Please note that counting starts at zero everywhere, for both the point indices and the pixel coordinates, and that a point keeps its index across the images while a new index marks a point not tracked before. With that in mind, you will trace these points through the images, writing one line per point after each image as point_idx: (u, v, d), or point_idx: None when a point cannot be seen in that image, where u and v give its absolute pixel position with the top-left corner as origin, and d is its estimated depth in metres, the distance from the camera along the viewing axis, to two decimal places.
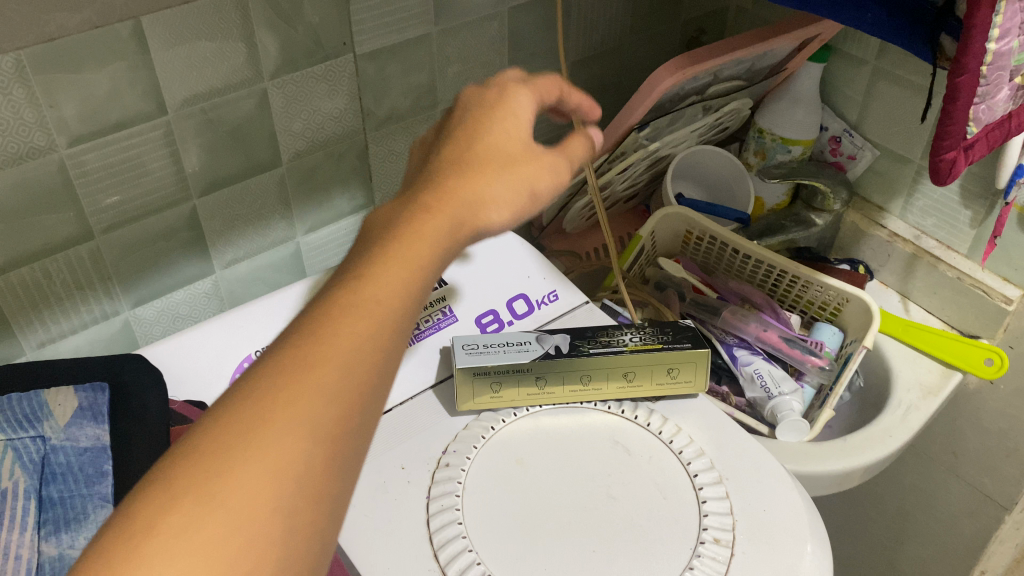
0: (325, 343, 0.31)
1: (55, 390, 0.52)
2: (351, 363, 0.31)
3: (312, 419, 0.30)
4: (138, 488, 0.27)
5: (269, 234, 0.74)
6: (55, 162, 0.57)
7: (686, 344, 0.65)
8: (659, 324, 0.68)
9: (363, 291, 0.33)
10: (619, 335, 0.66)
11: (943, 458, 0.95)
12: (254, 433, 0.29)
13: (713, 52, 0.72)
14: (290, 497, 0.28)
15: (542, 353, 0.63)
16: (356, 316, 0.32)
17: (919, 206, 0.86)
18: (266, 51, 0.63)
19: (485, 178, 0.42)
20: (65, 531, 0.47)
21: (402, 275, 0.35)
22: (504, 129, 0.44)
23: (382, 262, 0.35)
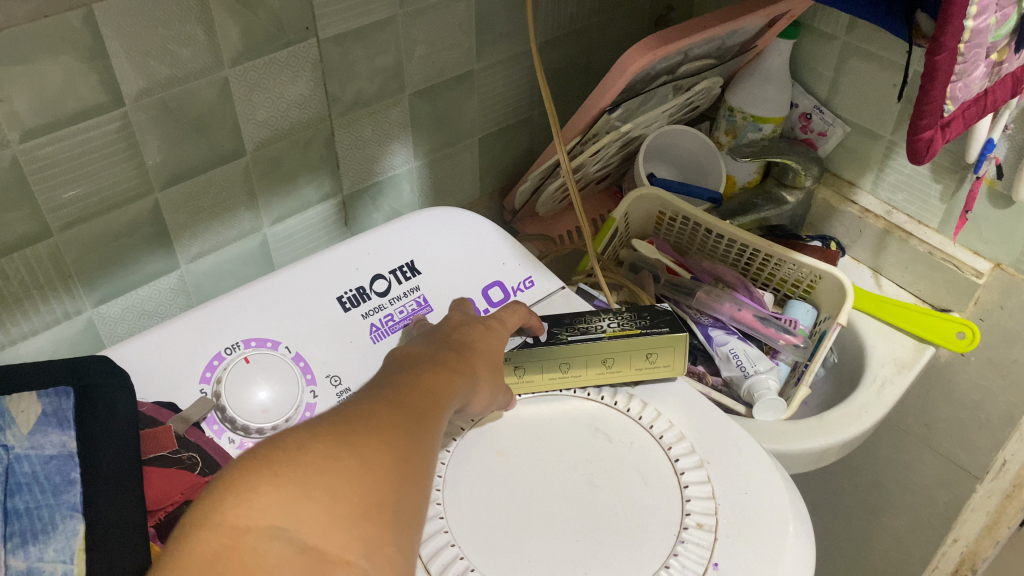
0: (402, 401, 0.40)
1: (16, 397, 0.50)
2: (418, 415, 0.40)
3: (395, 430, 0.37)
4: (265, 444, 0.35)
5: (236, 226, 0.72)
6: (8, 158, 0.55)
7: (663, 327, 0.65)
8: (636, 310, 0.69)
9: (415, 383, 0.43)
10: (597, 322, 0.66)
11: (916, 429, 0.97)
12: (356, 423, 0.36)
13: (684, 31, 0.71)
14: (383, 464, 0.35)
15: (520, 343, 0.64)
16: (416, 395, 0.41)
17: (890, 181, 0.86)
18: (226, 37, 0.61)
19: (482, 378, 0.51)
20: (33, 543, 0.45)
21: (444, 389, 0.44)
22: (493, 366, 0.54)
23: (427, 375, 0.44)
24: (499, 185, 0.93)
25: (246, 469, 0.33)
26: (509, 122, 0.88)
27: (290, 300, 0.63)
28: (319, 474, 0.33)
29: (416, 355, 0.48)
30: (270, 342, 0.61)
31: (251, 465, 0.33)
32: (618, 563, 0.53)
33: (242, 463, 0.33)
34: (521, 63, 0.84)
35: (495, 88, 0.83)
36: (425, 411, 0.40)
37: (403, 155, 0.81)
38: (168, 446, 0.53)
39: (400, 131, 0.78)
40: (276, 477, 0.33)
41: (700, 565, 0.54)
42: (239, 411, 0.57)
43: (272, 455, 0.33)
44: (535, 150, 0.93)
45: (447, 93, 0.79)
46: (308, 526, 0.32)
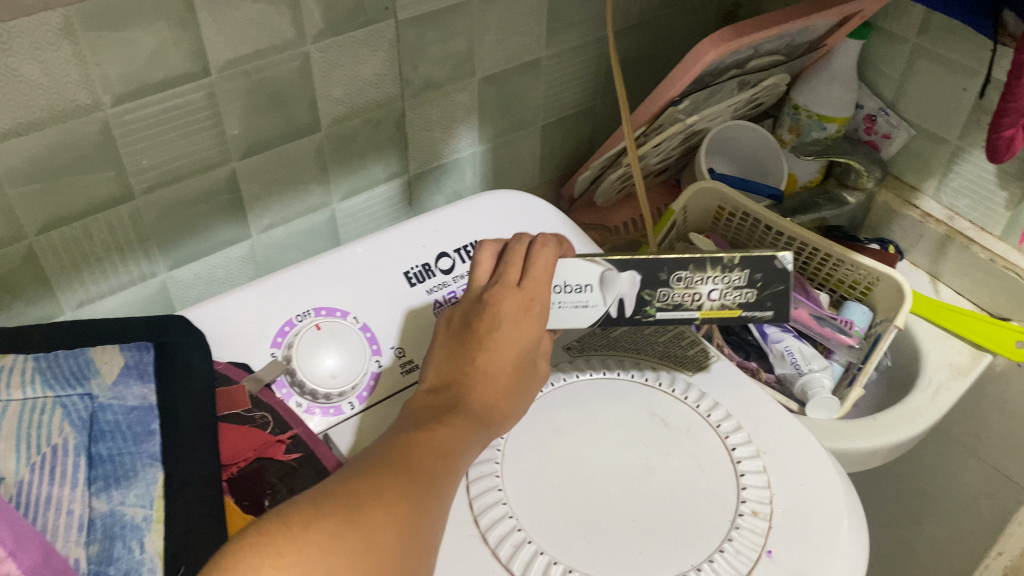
0: (407, 469, 0.43)
1: (101, 349, 0.53)
2: (419, 484, 0.42)
3: (397, 505, 0.40)
4: (269, 517, 0.37)
5: (306, 200, 0.74)
6: (99, 121, 0.57)
7: (769, 312, 0.57)
8: (752, 263, 0.57)
9: (426, 446, 0.45)
10: (697, 287, 0.57)
11: (965, 439, 0.96)
12: (354, 501, 0.39)
13: (756, 26, 0.72)
14: (381, 545, 0.37)
15: (601, 318, 0.58)
16: (423, 460, 0.44)
17: (953, 186, 0.85)
18: (309, 14, 0.62)
19: (492, 397, 0.51)
20: (115, 488, 0.47)
21: (454, 445, 0.47)
22: (513, 376, 0.52)
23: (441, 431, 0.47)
24: (558, 173, 0.94)
25: (253, 539, 0.35)
26: (572, 111, 0.89)
27: (358, 272, 0.64)
28: (321, 556, 0.35)
29: (430, 402, 0.50)
30: (339, 312, 0.63)
31: (255, 539, 0.35)
32: (672, 545, 0.53)
33: (246, 536, 0.35)
34: (588, 53, 0.85)
35: (561, 77, 0.84)
36: (429, 479, 0.43)
37: (469, 139, 0.82)
38: (242, 404, 0.55)
39: (467, 115, 0.80)
40: (279, 556, 0.34)
41: (754, 551, 0.54)
42: (307, 375, 0.59)
43: (276, 530, 0.35)
44: (595, 140, 0.94)
45: (515, 79, 0.80)
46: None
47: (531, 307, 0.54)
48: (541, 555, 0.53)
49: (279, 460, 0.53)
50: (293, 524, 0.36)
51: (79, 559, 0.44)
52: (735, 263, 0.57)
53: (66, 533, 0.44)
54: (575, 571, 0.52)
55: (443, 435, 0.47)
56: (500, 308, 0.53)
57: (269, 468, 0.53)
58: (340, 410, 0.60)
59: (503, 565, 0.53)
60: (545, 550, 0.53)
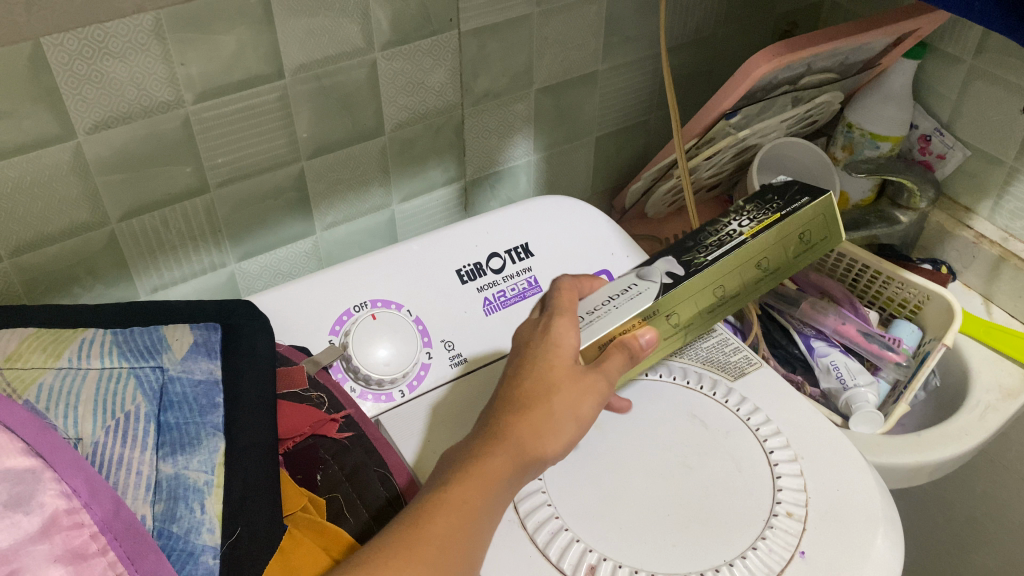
0: (412, 547, 0.41)
1: (172, 327, 0.57)
2: (429, 564, 0.40)
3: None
4: None
5: (368, 201, 0.77)
6: (181, 116, 0.61)
7: (804, 199, 0.64)
8: (757, 197, 0.66)
9: (445, 507, 0.43)
10: (725, 229, 0.64)
11: (1017, 466, 0.94)
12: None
13: (811, 42, 0.73)
14: None
15: (661, 286, 0.59)
16: (436, 525, 0.42)
17: (1008, 208, 0.85)
18: (378, 23, 0.66)
19: (528, 430, 0.47)
20: (181, 454, 0.50)
21: (477, 499, 0.44)
22: (551, 392, 0.48)
23: (464, 482, 0.44)
24: (611, 185, 0.96)
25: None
26: (627, 124, 0.91)
27: (414, 268, 0.68)
28: None
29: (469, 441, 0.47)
30: (394, 304, 0.66)
31: None
32: (706, 541, 0.55)
33: None
34: (644, 68, 0.87)
35: (617, 90, 0.87)
36: (440, 551, 0.41)
37: (525, 148, 0.85)
38: (300, 384, 0.58)
39: (524, 125, 0.82)
40: None
41: (787, 551, 0.55)
42: (362, 362, 0.63)
43: None
44: (649, 154, 0.96)
45: (572, 91, 0.83)
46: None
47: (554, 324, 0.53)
48: (577, 542, 0.54)
49: (332, 437, 0.57)
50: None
51: (145, 516, 0.47)
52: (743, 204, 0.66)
53: (134, 492, 0.48)
54: (608, 559, 0.54)
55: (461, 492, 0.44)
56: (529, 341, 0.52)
57: (322, 445, 0.56)
58: (391, 397, 0.64)
59: (540, 549, 0.54)
60: (581, 538, 0.55)
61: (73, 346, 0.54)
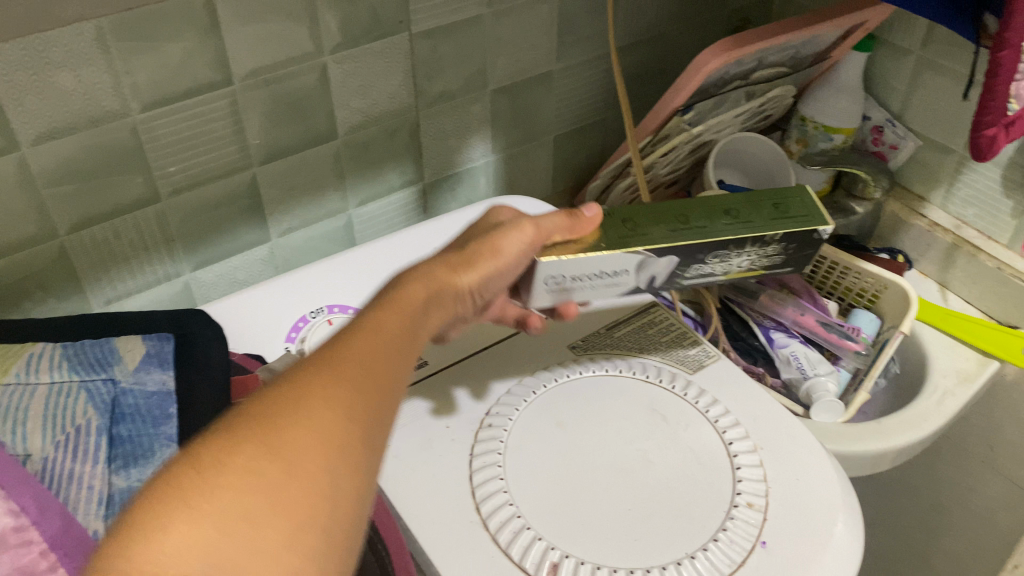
0: (337, 361, 0.37)
1: (124, 338, 0.56)
2: (359, 381, 0.37)
3: (328, 416, 0.35)
4: (179, 462, 0.32)
5: (324, 206, 0.77)
6: (129, 126, 0.60)
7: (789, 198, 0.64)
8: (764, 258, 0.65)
9: (363, 333, 0.40)
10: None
11: (978, 450, 0.96)
12: (270, 423, 0.33)
13: (759, 36, 0.74)
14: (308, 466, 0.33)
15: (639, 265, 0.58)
16: (360, 348, 0.39)
17: (961, 196, 0.86)
18: (328, 28, 0.66)
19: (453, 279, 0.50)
20: (133, 467, 0.50)
21: (395, 323, 0.43)
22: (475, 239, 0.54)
23: (380, 316, 0.42)
24: (571, 183, 0.96)
25: (156, 501, 0.30)
26: (584, 123, 0.91)
27: (371, 272, 0.67)
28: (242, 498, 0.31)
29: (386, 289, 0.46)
30: (352, 309, 0.65)
31: (162, 500, 0.30)
32: (667, 534, 0.55)
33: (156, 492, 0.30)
34: (599, 66, 0.87)
35: (573, 90, 0.87)
36: (369, 371, 0.38)
37: (482, 149, 0.85)
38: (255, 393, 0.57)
39: (480, 126, 0.82)
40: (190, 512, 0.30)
41: (748, 541, 0.55)
42: None
43: (187, 474, 0.31)
44: (607, 152, 0.97)
45: (527, 91, 0.83)
46: (227, 569, 0.29)
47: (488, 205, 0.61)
48: (538, 541, 0.54)
49: None
50: (200, 468, 0.31)
51: (98, 530, 0.46)
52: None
53: (86, 507, 0.47)
54: (570, 556, 0.54)
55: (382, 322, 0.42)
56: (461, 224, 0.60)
57: None
58: None
59: (502, 550, 0.54)
60: (543, 536, 0.55)
61: (21, 361, 0.53)
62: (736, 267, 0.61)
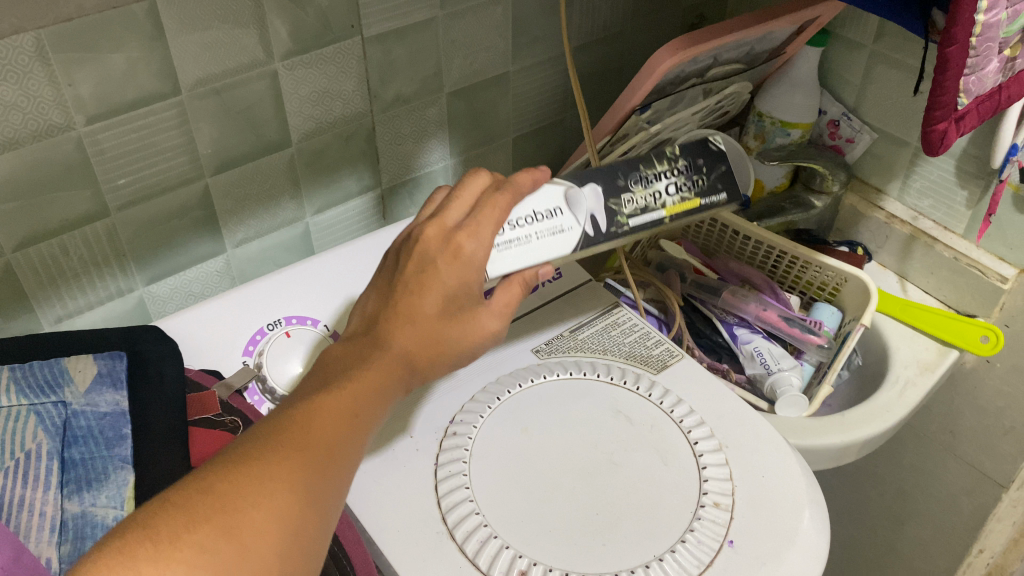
0: (298, 443, 0.40)
1: (74, 358, 0.54)
2: (313, 461, 0.39)
3: (284, 500, 0.37)
4: (132, 526, 0.33)
5: (279, 215, 0.76)
6: (73, 139, 0.59)
7: (723, 195, 0.62)
8: (693, 151, 0.63)
9: (325, 410, 0.42)
10: (655, 184, 0.61)
11: (940, 438, 0.97)
12: (230, 492, 0.36)
13: (712, 34, 0.74)
14: (254, 551, 0.35)
15: (580, 237, 0.58)
16: (320, 426, 0.41)
17: (916, 187, 0.87)
18: (277, 34, 0.65)
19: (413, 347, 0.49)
20: (87, 490, 0.48)
21: (359, 399, 0.45)
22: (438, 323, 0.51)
23: (345, 390, 0.45)
24: None
25: (123, 544, 0.32)
26: (542, 124, 0.91)
27: (330, 281, 0.66)
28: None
29: (343, 354, 0.48)
30: (310, 320, 0.64)
31: (115, 561, 0.32)
32: (635, 536, 0.55)
33: (109, 553, 0.32)
34: (555, 67, 0.87)
35: (530, 91, 0.87)
36: (325, 456, 0.40)
37: (440, 153, 0.84)
38: (211, 409, 0.57)
39: (437, 129, 0.82)
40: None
41: (715, 541, 0.55)
42: (277, 381, 0.61)
43: (145, 542, 0.33)
44: (567, 152, 0.96)
45: (483, 93, 0.83)
46: None
47: (467, 241, 0.53)
48: (506, 549, 0.54)
49: None
50: (158, 540, 0.33)
51: (51, 558, 0.45)
52: (678, 155, 0.62)
53: (38, 534, 0.46)
54: (537, 563, 0.53)
55: (340, 401, 0.44)
56: (432, 260, 0.52)
57: None
58: None
59: (469, 559, 0.54)
60: (510, 544, 0.54)
61: None
62: None
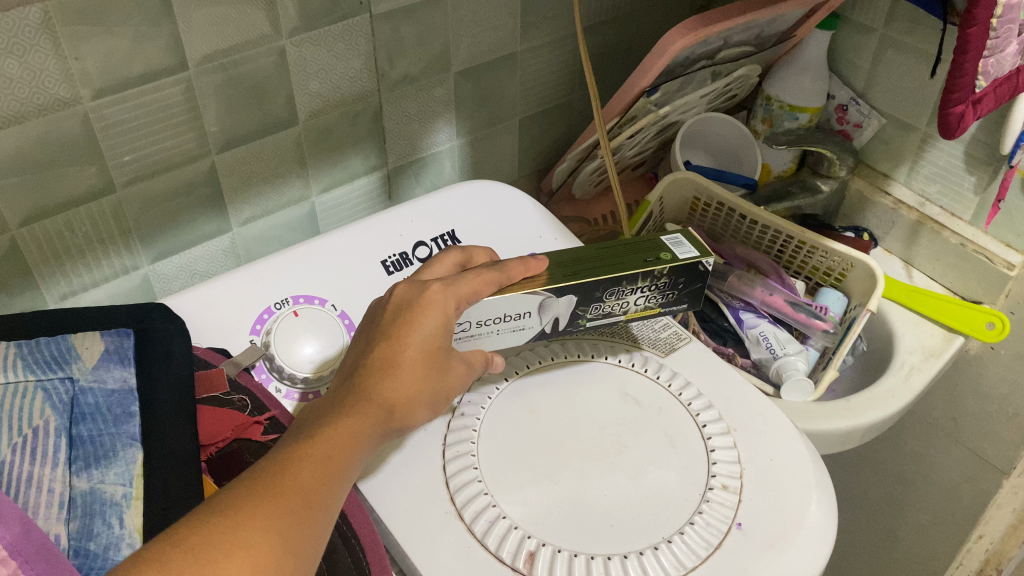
0: (276, 492, 0.40)
1: (81, 335, 0.54)
2: (286, 519, 0.39)
3: (258, 543, 0.37)
4: (158, 541, 0.35)
5: (285, 193, 0.75)
6: (80, 114, 0.58)
7: (684, 306, 0.61)
8: (682, 272, 0.58)
9: (303, 463, 0.42)
10: (624, 297, 0.59)
11: (943, 424, 0.97)
12: (207, 543, 0.36)
13: (725, 15, 0.73)
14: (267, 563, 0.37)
15: (536, 333, 0.59)
16: (299, 478, 0.41)
17: (924, 173, 0.87)
18: (285, 10, 0.64)
19: (396, 395, 0.48)
20: (95, 467, 0.48)
21: (341, 451, 0.44)
22: (402, 327, 0.50)
23: (321, 441, 0.44)
24: (537, 166, 0.96)
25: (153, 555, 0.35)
26: (548, 106, 0.90)
27: (337, 260, 0.66)
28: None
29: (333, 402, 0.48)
30: (317, 300, 0.64)
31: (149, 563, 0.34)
32: (645, 518, 0.55)
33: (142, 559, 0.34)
34: (564, 47, 0.86)
35: (537, 71, 0.86)
36: (302, 501, 0.40)
37: (446, 133, 0.83)
38: (220, 388, 0.57)
39: (444, 109, 0.81)
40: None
41: (723, 523, 0.55)
42: (286, 361, 0.61)
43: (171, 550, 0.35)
44: (573, 134, 0.96)
45: (491, 73, 0.82)
46: None
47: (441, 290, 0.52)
48: (515, 529, 0.54)
49: (257, 441, 0.55)
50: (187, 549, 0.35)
51: (59, 535, 0.44)
52: (664, 276, 0.58)
53: (46, 511, 0.45)
54: (546, 544, 0.53)
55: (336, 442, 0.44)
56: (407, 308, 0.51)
57: (247, 449, 0.54)
58: (320, 395, 0.61)
59: (478, 540, 0.54)
60: (519, 525, 0.54)
61: None
62: (633, 305, 0.60)
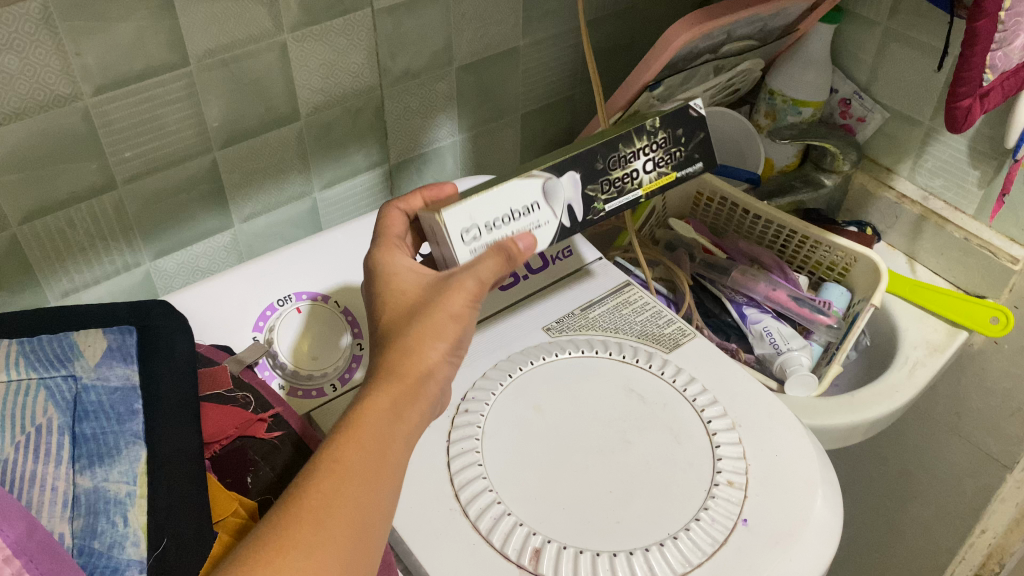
0: (312, 511, 0.38)
1: (84, 333, 0.54)
2: (325, 543, 0.37)
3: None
4: None
5: (288, 189, 0.75)
6: (81, 109, 0.58)
7: (699, 164, 0.61)
8: (673, 120, 0.60)
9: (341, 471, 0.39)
10: (631, 165, 0.59)
11: (947, 419, 0.97)
12: None
13: (729, 8, 0.73)
14: None
15: (558, 227, 0.57)
16: (338, 485, 0.39)
17: (928, 167, 0.86)
18: (287, 5, 0.64)
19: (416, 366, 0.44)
20: (99, 465, 0.47)
21: (377, 447, 0.41)
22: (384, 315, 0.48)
23: (354, 438, 0.41)
24: (539, 161, 0.95)
25: None
26: (550, 101, 0.90)
27: (341, 256, 0.66)
28: None
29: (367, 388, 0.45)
30: (320, 296, 0.64)
31: None
32: (650, 515, 0.54)
33: None
34: (566, 42, 0.86)
35: (539, 65, 0.86)
36: (343, 512, 0.38)
37: (448, 129, 0.83)
38: (223, 385, 0.56)
39: (446, 104, 0.81)
40: None
41: (729, 520, 0.55)
42: (289, 358, 0.61)
43: None
44: (575, 129, 0.96)
45: (493, 68, 0.82)
46: None
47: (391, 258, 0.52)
48: (520, 526, 0.53)
49: (261, 438, 0.55)
50: None
51: (64, 533, 0.44)
52: (657, 127, 0.60)
53: (50, 509, 0.44)
54: (551, 541, 0.53)
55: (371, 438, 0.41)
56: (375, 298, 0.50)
57: (251, 446, 0.54)
58: (322, 391, 0.61)
59: (483, 536, 0.53)
60: (524, 521, 0.54)
61: None
62: (644, 174, 0.60)
